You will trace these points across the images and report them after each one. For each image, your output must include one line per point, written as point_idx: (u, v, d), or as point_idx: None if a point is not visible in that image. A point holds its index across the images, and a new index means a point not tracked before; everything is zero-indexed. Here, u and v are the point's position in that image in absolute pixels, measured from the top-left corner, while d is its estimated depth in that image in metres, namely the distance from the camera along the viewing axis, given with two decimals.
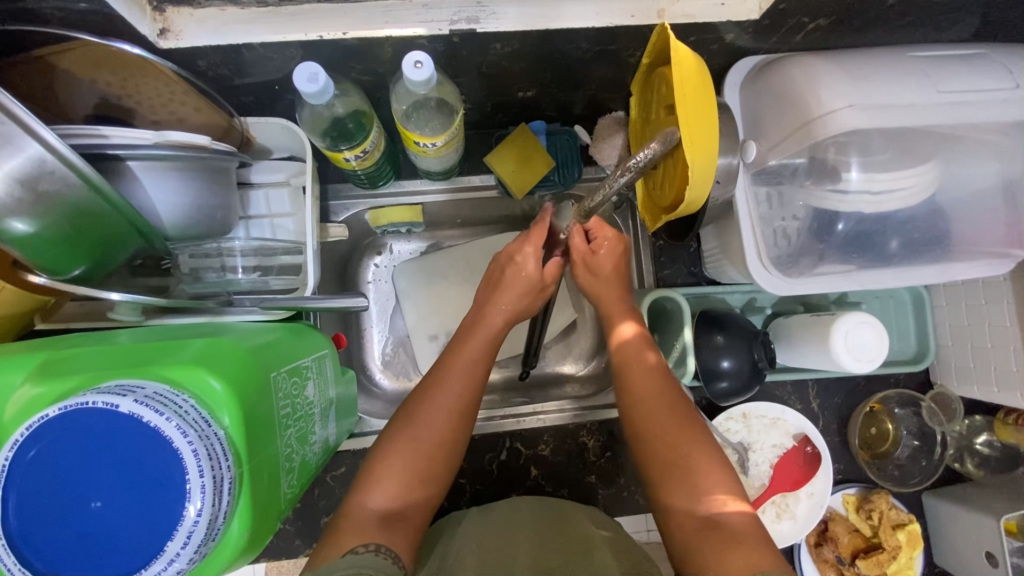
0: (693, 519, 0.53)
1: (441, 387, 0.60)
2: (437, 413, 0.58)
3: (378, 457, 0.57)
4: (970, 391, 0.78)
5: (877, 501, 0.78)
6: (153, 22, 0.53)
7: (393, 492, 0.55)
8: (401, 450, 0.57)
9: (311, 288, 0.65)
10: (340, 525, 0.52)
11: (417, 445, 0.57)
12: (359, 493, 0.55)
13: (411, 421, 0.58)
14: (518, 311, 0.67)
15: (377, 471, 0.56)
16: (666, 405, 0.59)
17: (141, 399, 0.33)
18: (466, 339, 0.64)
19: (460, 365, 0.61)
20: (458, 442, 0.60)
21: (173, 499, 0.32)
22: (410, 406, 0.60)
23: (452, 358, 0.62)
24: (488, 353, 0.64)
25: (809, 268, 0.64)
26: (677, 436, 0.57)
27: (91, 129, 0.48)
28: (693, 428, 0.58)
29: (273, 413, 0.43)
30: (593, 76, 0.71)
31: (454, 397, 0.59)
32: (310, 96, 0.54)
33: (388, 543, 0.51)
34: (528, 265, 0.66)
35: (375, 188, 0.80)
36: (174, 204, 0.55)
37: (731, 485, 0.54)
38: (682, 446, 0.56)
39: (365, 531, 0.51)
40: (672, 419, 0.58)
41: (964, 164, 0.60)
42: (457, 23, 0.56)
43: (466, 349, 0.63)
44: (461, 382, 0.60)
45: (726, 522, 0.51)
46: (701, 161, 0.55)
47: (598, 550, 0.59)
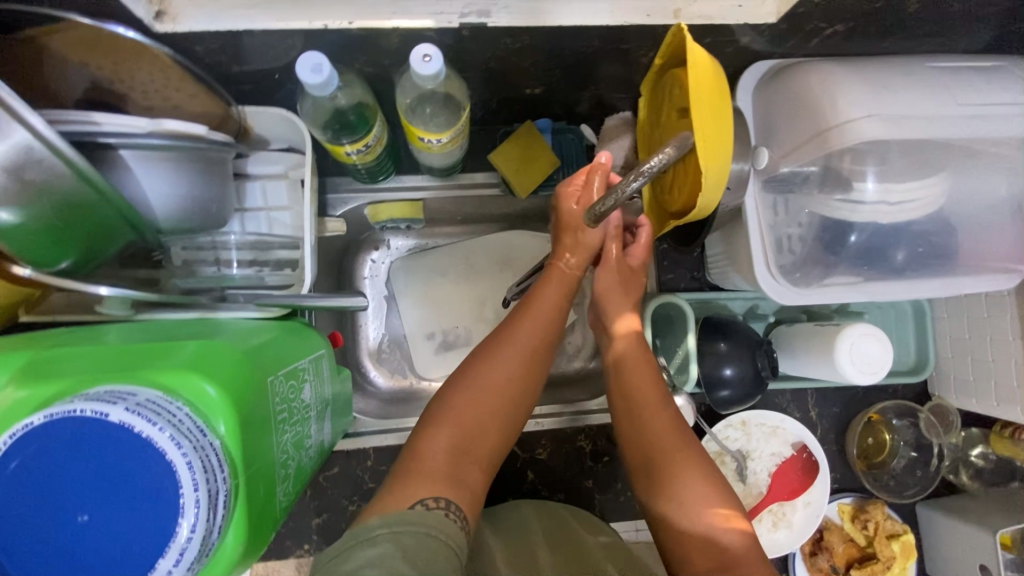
0: (697, 549, 0.52)
1: (518, 332, 0.62)
2: (512, 357, 0.60)
3: (445, 398, 0.57)
4: (968, 404, 0.78)
5: (873, 511, 0.78)
6: (148, 4, 0.51)
7: (459, 437, 0.54)
8: (470, 395, 0.57)
9: (308, 285, 0.64)
10: (410, 465, 0.52)
11: (491, 390, 0.57)
12: (426, 436, 0.54)
13: (487, 361, 0.59)
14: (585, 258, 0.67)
15: (445, 416, 0.55)
16: (664, 426, 0.58)
17: (133, 407, 0.31)
18: (540, 289, 0.65)
19: (538, 314, 0.63)
20: (531, 389, 0.61)
21: (164, 514, 0.31)
22: (479, 352, 0.61)
23: (529, 306, 0.64)
24: (563, 305, 0.65)
25: (817, 278, 0.63)
26: (676, 458, 0.55)
27: (81, 114, 0.45)
28: (688, 453, 0.56)
29: (270, 419, 0.41)
30: (603, 75, 0.69)
31: (529, 340, 0.61)
32: (312, 87, 0.52)
33: (455, 498, 0.50)
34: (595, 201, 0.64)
35: (375, 182, 0.78)
36: (167, 196, 0.53)
37: (732, 508, 0.53)
38: (682, 468, 0.55)
39: (434, 479, 0.50)
40: (670, 441, 0.57)
41: (978, 178, 0.59)
42: (467, 16, 0.54)
43: (543, 299, 0.64)
44: (539, 327, 0.63)
45: (729, 556, 0.50)
46: (716, 167, 0.53)
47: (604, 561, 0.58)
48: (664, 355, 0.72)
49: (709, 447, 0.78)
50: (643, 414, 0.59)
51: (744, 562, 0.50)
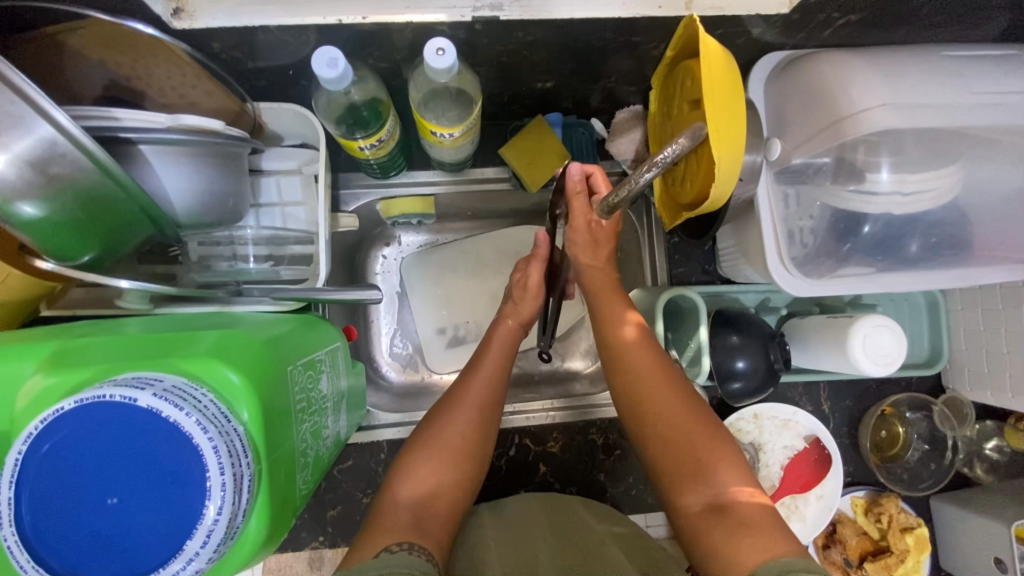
0: (699, 499, 0.53)
1: (464, 393, 0.63)
2: (462, 416, 0.61)
3: (403, 459, 0.58)
4: (984, 397, 0.77)
5: (887, 504, 0.77)
6: (166, 2, 0.52)
7: (421, 490, 0.56)
8: (423, 456, 0.58)
9: (322, 280, 0.64)
10: (375, 522, 0.53)
11: (442, 447, 0.59)
12: (389, 492, 0.56)
13: (437, 422, 0.61)
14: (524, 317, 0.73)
15: (403, 468, 0.57)
16: (665, 392, 0.59)
17: (160, 393, 0.32)
18: (486, 350, 0.69)
19: (485, 371, 0.65)
20: (485, 440, 0.62)
21: (192, 497, 0.31)
22: (430, 416, 0.62)
23: (475, 367, 0.66)
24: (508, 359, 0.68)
25: (829, 270, 0.63)
26: (675, 421, 0.57)
27: (103, 110, 0.47)
28: (698, 419, 0.57)
29: (289, 408, 0.42)
30: (613, 68, 0.70)
31: (477, 398, 0.63)
32: (328, 81, 0.52)
33: (420, 541, 0.51)
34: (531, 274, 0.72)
35: (387, 177, 0.78)
36: (186, 190, 0.54)
37: (741, 473, 0.53)
38: (682, 431, 0.56)
39: (396, 529, 0.51)
40: (679, 421, 0.57)
41: (994, 167, 0.59)
42: (480, 10, 0.55)
43: (488, 359, 0.67)
44: (486, 385, 0.64)
45: (735, 512, 0.50)
46: (728, 158, 0.53)
47: (611, 550, 0.59)
48: (677, 348, 0.73)
49: None
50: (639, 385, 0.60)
51: (748, 513, 0.50)
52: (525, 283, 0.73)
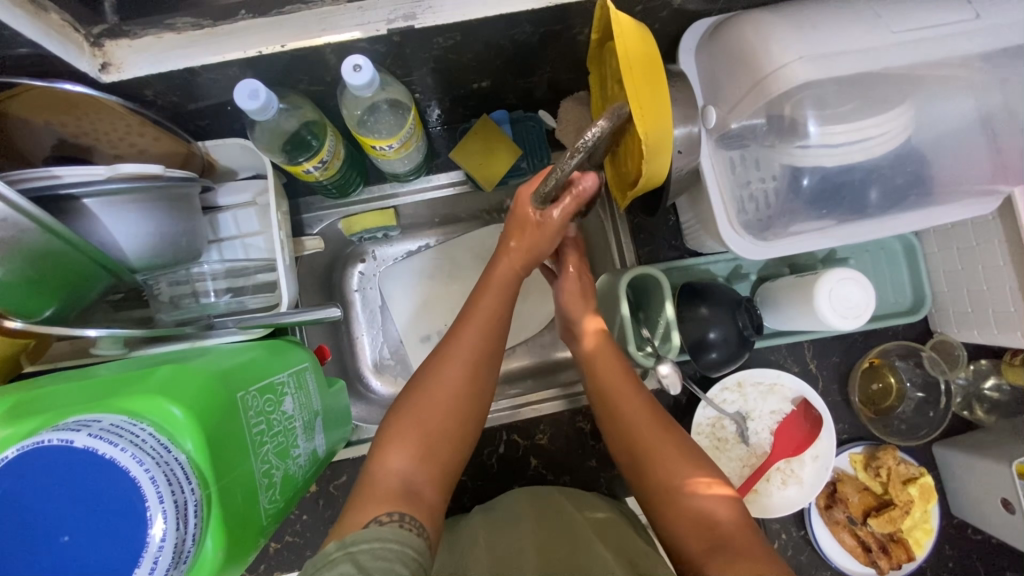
0: (695, 534, 0.54)
1: (459, 347, 0.64)
2: (456, 370, 0.62)
3: (393, 425, 0.59)
4: (971, 336, 0.76)
5: (884, 457, 0.76)
6: (93, 58, 0.54)
7: (411, 456, 0.57)
8: (422, 415, 0.59)
9: (286, 304, 0.66)
10: (364, 492, 0.53)
11: (434, 409, 0.59)
12: (380, 457, 0.57)
13: (430, 382, 0.62)
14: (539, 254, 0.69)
15: (395, 434, 0.58)
16: (636, 401, 0.63)
17: (96, 433, 0.34)
18: (480, 297, 0.68)
19: (478, 322, 0.66)
20: (481, 393, 0.63)
21: (133, 526, 0.33)
22: (424, 371, 0.63)
23: (469, 316, 0.66)
24: (503, 307, 0.68)
25: (782, 229, 0.64)
26: (652, 437, 0.61)
27: (45, 171, 0.48)
28: (661, 421, 0.62)
29: (243, 434, 0.43)
30: (548, 59, 0.70)
31: (467, 352, 0.64)
32: (253, 113, 0.55)
33: (410, 511, 0.52)
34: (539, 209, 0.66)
35: (346, 195, 0.80)
36: (137, 237, 0.56)
37: (707, 469, 0.58)
38: (661, 444, 0.60)
39: (388, 498, 0.52)
40: (649, 425, 0.62)
41: (931, 102, 0.58)
42: (394, 22, 0.56)
43: (481, 308, 0.66)
44: (483, 330, 0.65)
45: (715, 517, 0.54)
46: (656, 131, 0.54)
47: (593, 542, 0.58)
48: (649, 326, 0.73)
49: (707, 413, 0.77)
50: (613, 393, 0.64)
51: (733, 533, 0.53)
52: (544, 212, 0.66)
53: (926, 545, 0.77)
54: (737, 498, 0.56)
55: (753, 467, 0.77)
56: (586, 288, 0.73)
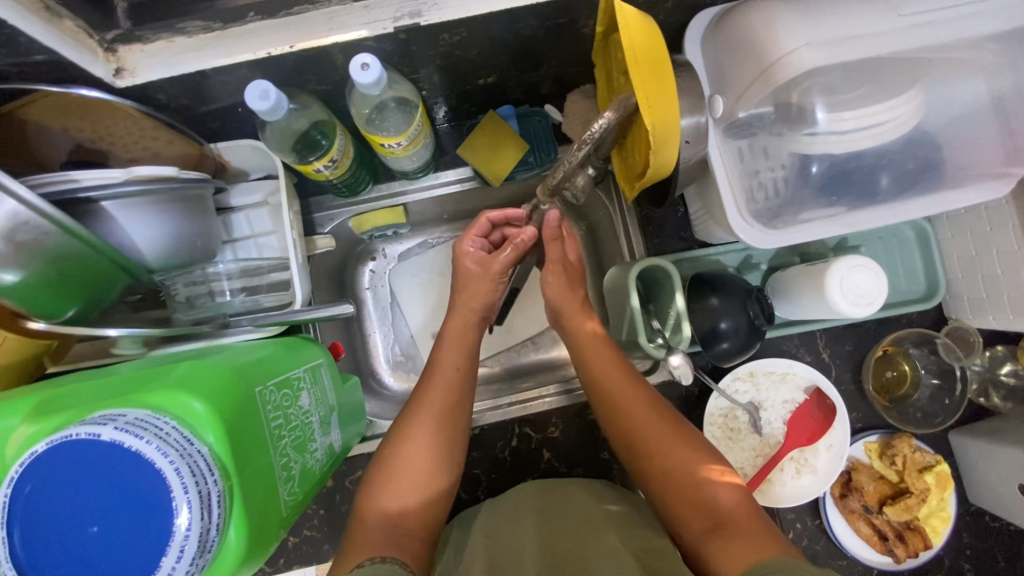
0: (699, 520, 0.55)
1: (429, 391, 0.65)
2: (428, 420, 0.63)
3: (375, 476, 0.61)
4: (987, 322, 0.75)
5: (900, 445, 0.76)
6: (107, 63, 0.55)
7: (393, 505, 0.58)
8: (399, 464, 0.61)
9: (300, 301, 0.67)
10: (350, 545, 0.55)
11: (407, 455, 0.61)
12: (364, 511, 0.59)
13: (406, 434, 0.63)
14: (486, 304, 0.73)
15: (377, 486, 0.60)
16: (642, 398, 0.64)
17: (121, 426, 0.34)
18: (440, 347, 0.70)
19: (444, 376, 0.67)
20: (456, 429, 0.65)
21: (160, 516, 0.34)
22: (401, 416, 0.65)
23: (434, 365, 0.69)
24: (465, 354, 0.70)
25: (791, 217, 0.63)
26: (660, 434, 0.61)
27: (61, 175, 0.49)
28: (666, 416, 0.63)
29: (262, 428, 0.44)
30: (553, 52, 0.70)
31: (438, 404, 0.65)
32: (264, 113, 0.55)
33: (394, 553, 0.53)
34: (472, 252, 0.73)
35: (356, 194, 0.81)
36: (152, 238, 0.57)
37: (712, 458, 0.59)
38: (665, 439, 0.61)
39: (373, 544, 0.54)
40: (654, 422, 0.62)
41: (940, 86, 0.57)
42: (400, 19, 0.56)
43: (443, 358, 0.69)
44: (450, 375, 0.67)
45: (720, 507, 0.55)
46: (664, 122, 0.54)
47: (604, 532, 0.58)
48: (659, 318, 0.73)
49: (720, 403, 0.77)
50: (617, 394, 0.64)
51: (739, 519, 0.53)
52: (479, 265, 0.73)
53: (943, 533, 0.76)
54: (744, 485, 0.57)
55: (766, 458, 0.77)
56: (574, 279, 0.74)
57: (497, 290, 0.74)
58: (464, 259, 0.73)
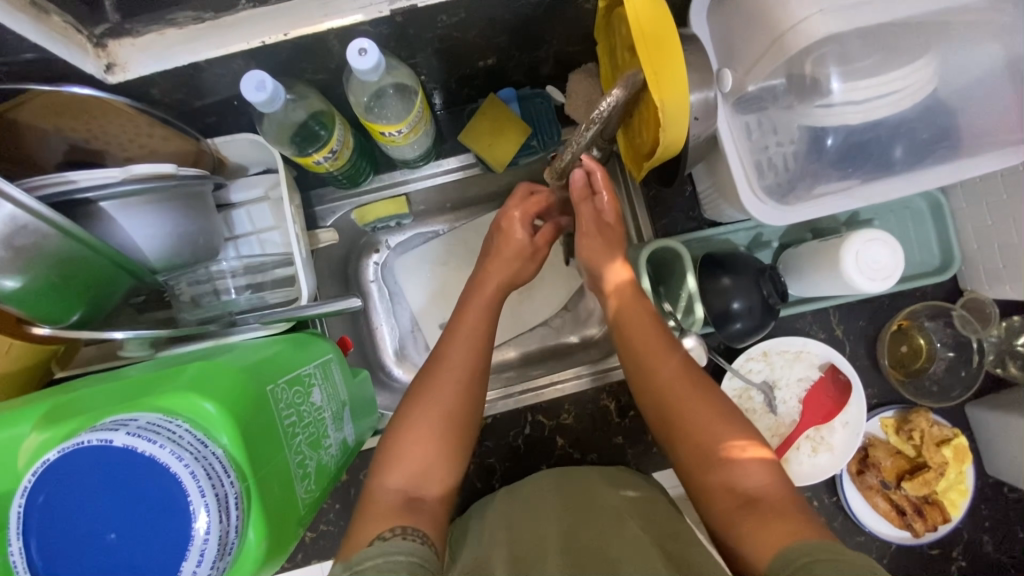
0: (727, 494, 0.54)
1: (452, 358, 0.65)
2: (446, 391, 0.62)
3: (392, 444, 0.59)
4: (1003, 292, 0.74)
5: (917, 420, 0.76)
6: (97, 59, 0.53)
7: (412, 475, 0.58)
8: (418, 433, 0.59)
9: (306, 297, 0.66)
10: (364, 510, 0.55)
11: (429, 423, 0.60)
12: (378, 478, 0.57)
13: (421, 403, 0.61)
14: (515, 275, 0.73)
15: (392, 455, 0.58)
16: (674, 362, 0.62)
17: (134, 431, 0.34)
18: (465, 312, 0.69)
19: (467, 343, 0.66)
20: (478, 399, 0.64)
21: (178, 520, 0.33)
22: (419, 383, 0.64)
23: (456, 331, 0.67)
24: (489, 323, 0.69)
25: (804, 192, 0.62)
26: (689, 405, 0.60)
27: (60, 176, 0.48)
28: (698, 383, 0.61)
29: (276, 426, 0.44)
30: (554, 31, 0.68)
31: (455, 374, 0.63)
32: (261, 105, 0.54)
33: (414, 523, 0.53)
34: (516, 230, 0.72)
35: (358, 185, 0.80)
36: (154, 237, 0.56)
37: (744, 431, 0.57)
38: (694, 408, 0.59)
39: (390, 513, 0.53)
40: (684, 390, 0.60)
41: (957, 50, 0.55)
42: (396, 1, 0.54)
43: (468, 321, 0.68)
44: (474, 344, 0.66)
45: (751, 482, 0.53)
46: (673, 100, 0.53)
47: (628, 521, 0.58)
48: (670, 301, 0.72)
49: (733, 384, 0.76)
50: (647, 361, 0.63)
51: (770, 496, 0.52)
52: (511, 234, 0.72)
53: (961, 506, 0.76)
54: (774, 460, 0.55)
55: (783, 437, 0.76)
56: (612, 241, 0.70)
57: (528, 267, 0.75)
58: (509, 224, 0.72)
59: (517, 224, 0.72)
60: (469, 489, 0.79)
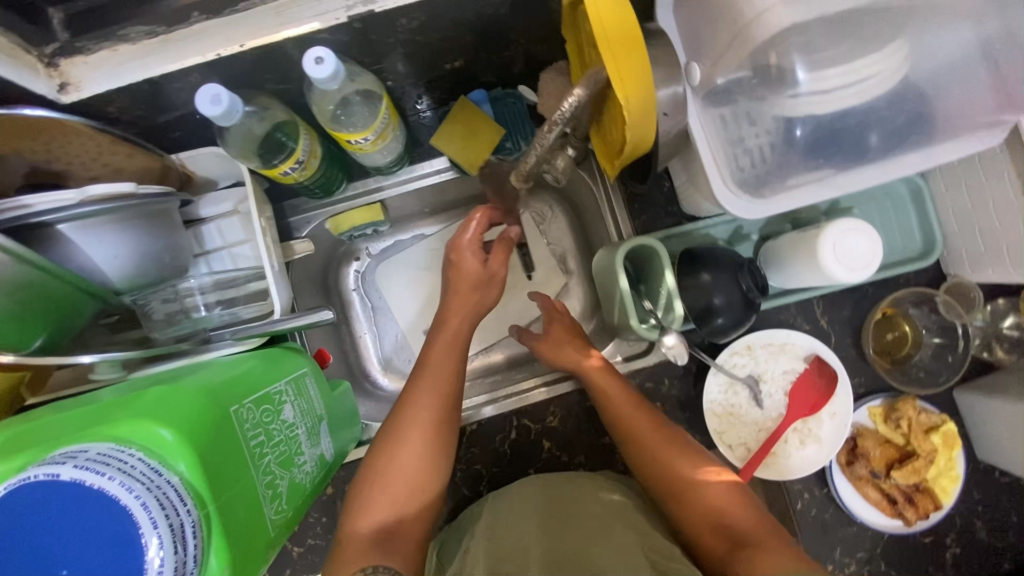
0: (714, 536, 0.54)
1: (422, 395, 0.62)
2: (417, 431, 0.61)
3: (363, 486, 0.59)
4: (986, 276, 0.73)
5: (904, 408, 0.75)
6: (49, 79, 0.52)
7: (387, 517, 0.57)
8: (388, 474, 0.59)
9: (280, 311, 0.66)
10: (338, 555, 0.54)
11: (399, 467, 0.59)
12: (351, 520, 0.57)
13: (393, 445, 0.60)
14: (482, 304, 0.70)
15: (365, 497, 0.58)
16: (642, 413, 0.65)
17: (82, 464, 0.33)
18: (433, 345, 0.67)
19: (437, 377, 0.64)
20: (450, 434, 0.63)
21: (129, 554, 0.32)
22: (390, 420, 0.63)
23: (426, 366, 0.65)
24: (459, 357, 0.67)
25: (778, 184, 0.61)
26: (663, 452, 0.62)
27: (14, 202, 0.46)
28: (666, 431, 0.64)
29: (240, 447, 0.43)
30: (520, 30, 0.67)
31: (426, 416, 0.61)
32: (218, 118, 0.53)
33: (387, 562, 0.53)
34: (467, 260, 0.69)
35: (331, 194, 0.79)
36: (118, 258, 0.55)
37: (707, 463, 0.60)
38: (667, 454, 0.61)
39: (364, 554, 0.53)
40: (656, 438, 0.63)
41: (926, 35, 0.54)
42: (353, 7, 0.53)
43: (437, 356, 0.65)
44: (444, 381, 0.64)
45: (732, 522, 0.54)
46: (638, 97, 0.52)
47: (618, 532, 0.57)
48: (650, 299, 0.71)
49: (719, 379, 0.75)
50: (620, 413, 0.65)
51: (754, 532, 0.52)
52: (466, 267, 0.69)
53: (953, 493, 0.75)
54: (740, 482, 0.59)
55: (769, 430, 0.75)
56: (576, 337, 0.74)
57: (490, 294, 0.71)
58: (459, 250, 0.70)
59: (466, 253, 0.70)
60: (457, 498, 0.78)
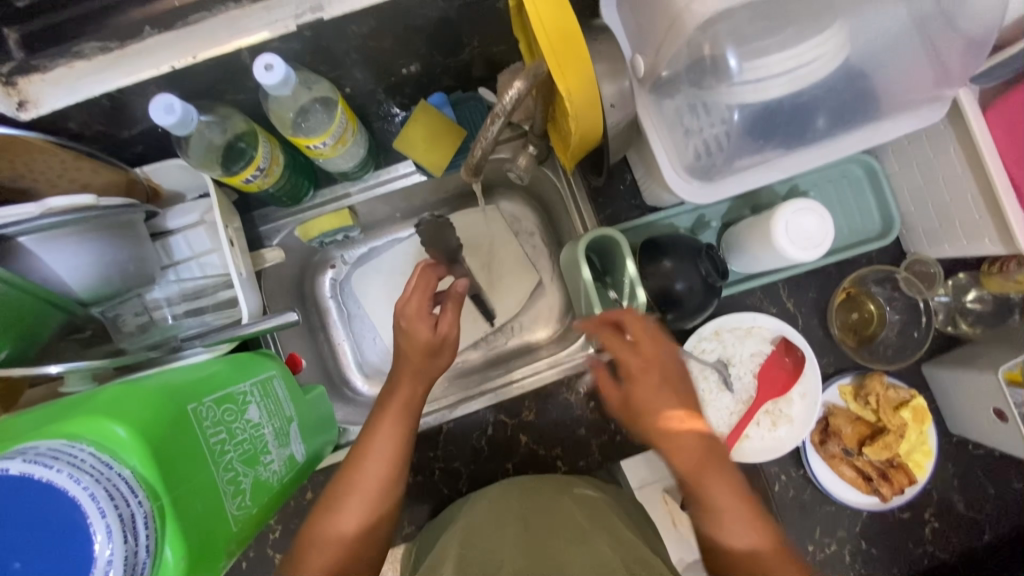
0: None
1: (364, 468, 0.61)
2: (354, 505, 0.59)
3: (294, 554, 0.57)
4: (943, 251, 0.75)
5: (872, 384, 0.76)
6: (8, 97, 0.54)
7: None
8: (317, 549, 0.57)
9: (248, 315, 0.66)
10: None
11: (331, 543, 0.57)
12: None
13: (329, 516, 0.59)
14: (432, 373, 0.67)
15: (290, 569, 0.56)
16: (717, 465, 0.57)
17: (30, 457, 0.34)
18: (381, 413, 0.64)
19: (379, 448, 0.62)
20: (392, 503, 0.62)
21: (78, 544, 0.33)
22: (334, 486, 0.61)
23: (372, 433, 0.62)
24: (407, 426, 0.64)
25: (726, 168, 0.64)
26: (730, 514, 0.56)
27: None
28: (739, 488, 0.57)
29: (198, 443, 0.43)
30: (472, 32, 0.69)
31: (366, 488, 0.60)
32: (172, 127, 0.54)
33: None
34: (420, 330, 0.65)
35: (298, 203, 0.80)
36: (80, 269, 0.57)
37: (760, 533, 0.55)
38: (733, 517, 0.56)
39: None
40: (731, 495, 0.56)
41: (861, 14, 0.55)
42: (301, 16, 0.55)
43: (382, 425, 0.63)
44: (390, 455, 0.62)
45: None
46: (580, 89, 0.54)
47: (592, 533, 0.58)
48: (615, 289, 0.72)
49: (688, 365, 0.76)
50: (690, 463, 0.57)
51: None
52: (412, 335, 0.65)
53: (927, 467, 0.76)
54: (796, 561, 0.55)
55: (741, 413, 0.76)
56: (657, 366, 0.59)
57: (443, 362, 0.68)
58: (407, 321, 0.66)
59: (414, 323, 0.65)
60: (437, 496, 0.79)
